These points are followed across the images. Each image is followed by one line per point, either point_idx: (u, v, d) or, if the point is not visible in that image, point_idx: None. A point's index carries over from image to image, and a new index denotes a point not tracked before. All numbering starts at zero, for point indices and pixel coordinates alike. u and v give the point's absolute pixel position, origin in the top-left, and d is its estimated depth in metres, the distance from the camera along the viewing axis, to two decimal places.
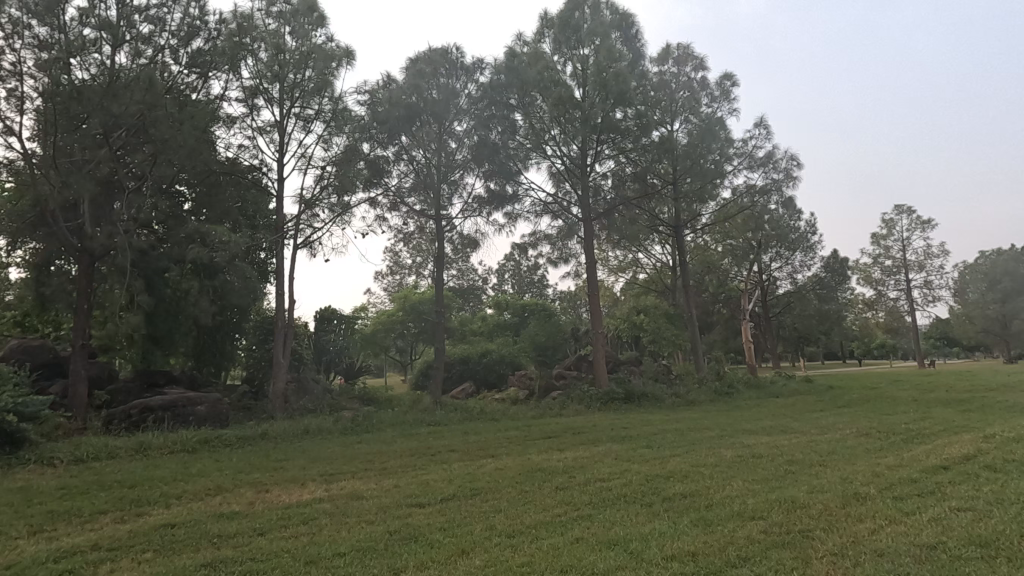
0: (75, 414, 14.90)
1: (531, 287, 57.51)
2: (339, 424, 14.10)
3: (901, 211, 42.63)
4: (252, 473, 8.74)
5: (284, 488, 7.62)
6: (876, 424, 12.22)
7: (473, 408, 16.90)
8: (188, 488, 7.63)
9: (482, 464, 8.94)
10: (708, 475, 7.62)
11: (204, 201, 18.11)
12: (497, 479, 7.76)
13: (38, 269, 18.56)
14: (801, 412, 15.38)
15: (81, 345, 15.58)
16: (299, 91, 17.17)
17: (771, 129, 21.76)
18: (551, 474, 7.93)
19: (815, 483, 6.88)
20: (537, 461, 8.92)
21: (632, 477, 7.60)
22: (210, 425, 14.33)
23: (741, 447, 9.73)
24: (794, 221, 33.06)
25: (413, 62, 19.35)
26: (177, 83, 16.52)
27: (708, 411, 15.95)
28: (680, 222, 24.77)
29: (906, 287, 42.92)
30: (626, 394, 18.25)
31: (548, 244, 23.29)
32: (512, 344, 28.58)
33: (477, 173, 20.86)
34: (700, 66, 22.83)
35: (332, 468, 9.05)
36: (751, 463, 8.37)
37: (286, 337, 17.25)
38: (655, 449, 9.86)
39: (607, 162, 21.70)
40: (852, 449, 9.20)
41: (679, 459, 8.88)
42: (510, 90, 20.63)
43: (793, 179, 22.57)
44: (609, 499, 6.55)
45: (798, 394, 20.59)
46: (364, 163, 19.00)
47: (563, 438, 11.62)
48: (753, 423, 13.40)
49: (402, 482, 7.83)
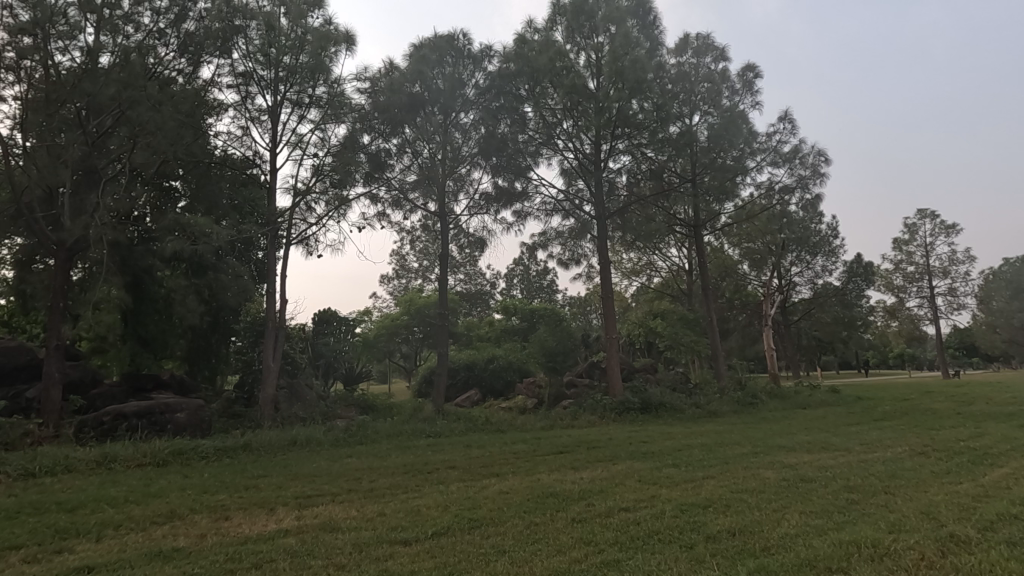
0: (45, 421, 13.70)
1: (540, 292, 56.18)
2: (330, 435, 12.90)
3: (923, 215, 41.31)
4: (219, 493, 7.56)
5: (246, 516, 6.39)
6: (930, 441, 10.85)
7: (478, 418, 15.64)
8: (134, 513, 6.43)
9: (486, 486, 7.71)
10: (752, 504, 6.38)
11: (194, 194, 17.02)
12: (502, 507, 6.53)
13: (20, 265, 17.57)
14: (838, 425, 14.02)
15: (56, 346, 14.41)
16: (294, 76, 16.06)
17: (797, 123, 20.42)
18: (567, 501, 6.70)
19: (889, 519, 5.65)
20: (549, 484, 7.65)
21: (664, 507, 6.34)
22: (190, 434, 13.12)
23: (784, 469, 8.41)
24: (817, 224, 31.56)
25: (417, 49, 18.21)
26: (164, 68, 15.51)
27: (733, 424, 14.66)
28: (698, 222, 23.49)
29: (929, 294, 41.40)
30: (642, 405, 16.95)
31: (559, 244, 22.07)
32: (520, 350, 27.35)
33: (484, 168, 19.77)
34: (721, 57, 21.63)
35: (310, 489, 7.83)
36: (802, 488, 7.12)
37: (277, 339, 16.00)
38: (683, 470, 8.58)
39: (622, 157, 20.43)
40: (917, 473, 7.86)
41: (715, 482, 7.62)
42: (520, 79, 19.40)
43: (820, 177, 21.09)
44: (639, 539, 5.32)
45: (827, 405, 19.20)
46: (364, 156, 17.83)
47: (577, 453, 10.39)
48: (787, 438, 12.07)
49: (388, 508, 6.59)
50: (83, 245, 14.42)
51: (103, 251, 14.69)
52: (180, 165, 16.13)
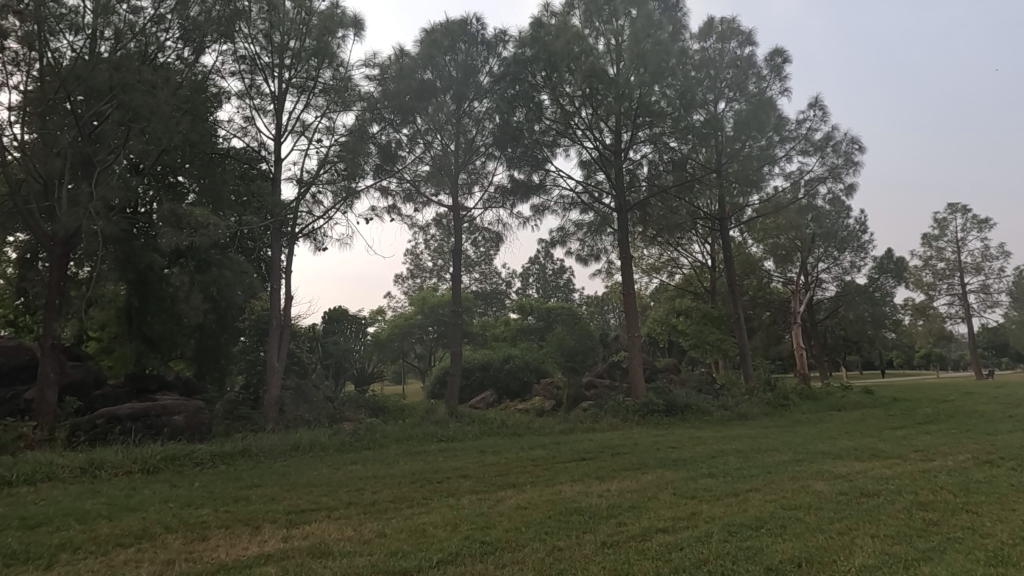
0: (40, 423, 13.06)
1: (556, 290, 55.24)
2: (336, 439, 12.11)
3: (954, 210, 39.85)
4: (203, 507, 6.76)
5: (226, 536, 5.58)
6: (994, 447, 9.79)
7: (494, 420, 14.77)
8: (100, 532, 5.62)
9: (502, 500, 6.84)
10: (810, 525, 5.47)
11: (198, 188, 16.37)
12: (520, 527, 5.65)
13: (22, 263, 16.99)
14: (881, 429, 12.97)
15: (51, 346, 13.76)
16: (299, 61, 15.32)
17: (828, 109, 19.30)
18: (595, 521, 5.82)
19: (985, 548, 4.70)
20: (571, 498, 6.77)
21: (709, 529, 5.44)
22: (188, 438, 12.41)
23: (837, 480, 7.46)
24: (846, 219, 30.27)
25: (428, 34, 17.41)
26: (165, 55, 14.85)
27: (766, 428, 13.65)
28: (723, 214, 22.46)
29: (960, 291, 39.93)
30: (667, 407, 16.04)
31: (578, 239, 21.17)
32: (537, 350, 26.48)
33: (499, 159, 18.99)
34: (747, 41, 20.59)
35: (305, 502, 7.01)
36: (865, 504, 6.17)
37: (282, 337, 15.23)
38: (721, 481, 7.67)
39: (643, 147, 19.48)
40: (996, 487, 6.85)
41: (761, 497, 6.70)
42: (537, 66, 18.54)
43: (854, 166, 19.88)
44: (686, 571, 4.42)
45: (864, 407, 18.11)
46: (374, 146, 16.96)
47: (601, 460, 9.52)
48: (830, 443, 11.08)
49: (389, 528, 5.73)
50: (79, 239, 13.79)
51: (99, 246, 14.05)
52: (182, 157, 15.44)
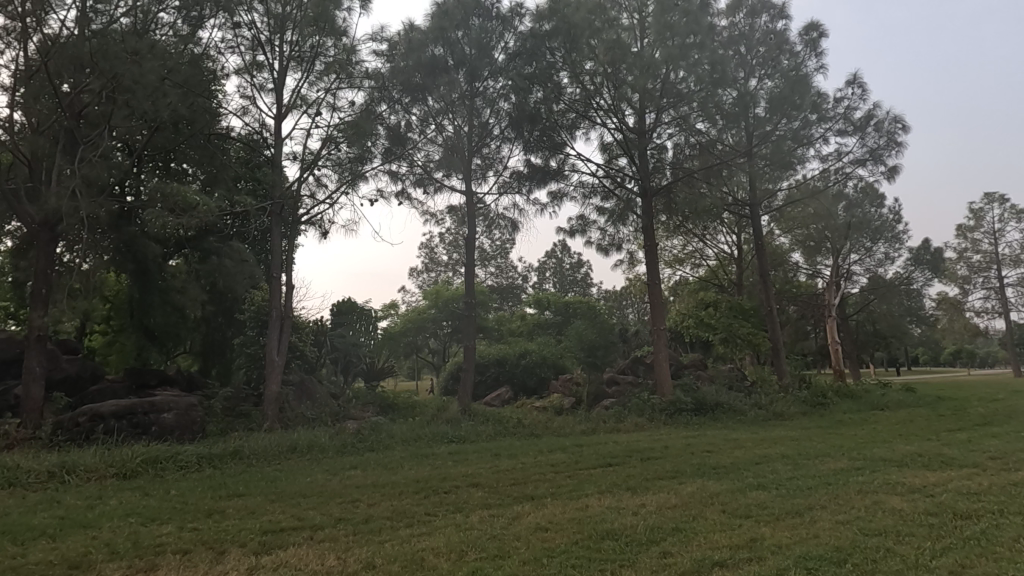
0: (24, 421, 12.16)
1: (573, 285, 53.99)
2: (338, 439, 11.11)
3: (991, 199, 38.09)
4: (166, 525, 5.76)
5: (180, 566, 4.55)
6: None
7: (509, 419, 13.68)
8: (28, 560, 4.62)
9: (517, 518, 5.76)
10: (909, 561, 4.30)
11: (196, 173, 15.45)
12: (539, 561, 4.52)
13: (15, 252, 16.15)
14: (939, 432, 11.66)
15: (37, 338, 12.86)
16: (300, 34, 14.27)
17: (869, 86, 17.86)
18: (633, 550, 4.70)
19: None
20: (598, 517, 5.66)
21: (780, 564, 4.31)
22: (179, 438, 11.47)
23: (918, 498, 6.25)
24: (880, 208, 28.71)
25: (439, 5, 16.31)
26: (158, 29, 13.87)
27: (809, 429, 12.43)
28: (755, 200, 21.11)
29: (997, 285, 38.16)
30: (696, 405, 14.89)
31: (598, 228, 20.02)
32: (555, 345, 25.39)
33: (516, 144, 17.90)
34: (780, 15, 19.27)
35: (285, 518, 5.95)
36: (967, 531, 4.99)
37: (283, 330, 14.17)
38: (775, 495, 6.52)
39: (668, 129, 18.24)
40: None
41: (832, 518, 5.53)
42: (555, 41, 17.23)
43: (896, 146, 18.45)
44: None
45: (908, 406, 16.77)
46: (382, 128, 15.88)
47: (631, 466, 8.40)
48: (886, 448, 9.84)
49: (378, 556, 4.68)
50: (64, 223, 12.90)
51: (86, 231, 13.15)
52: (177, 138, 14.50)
